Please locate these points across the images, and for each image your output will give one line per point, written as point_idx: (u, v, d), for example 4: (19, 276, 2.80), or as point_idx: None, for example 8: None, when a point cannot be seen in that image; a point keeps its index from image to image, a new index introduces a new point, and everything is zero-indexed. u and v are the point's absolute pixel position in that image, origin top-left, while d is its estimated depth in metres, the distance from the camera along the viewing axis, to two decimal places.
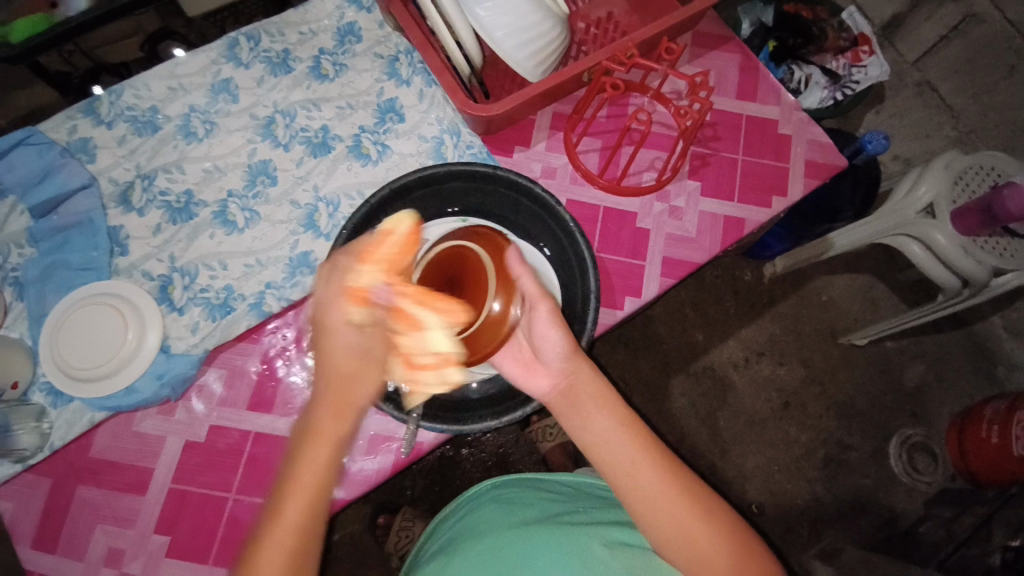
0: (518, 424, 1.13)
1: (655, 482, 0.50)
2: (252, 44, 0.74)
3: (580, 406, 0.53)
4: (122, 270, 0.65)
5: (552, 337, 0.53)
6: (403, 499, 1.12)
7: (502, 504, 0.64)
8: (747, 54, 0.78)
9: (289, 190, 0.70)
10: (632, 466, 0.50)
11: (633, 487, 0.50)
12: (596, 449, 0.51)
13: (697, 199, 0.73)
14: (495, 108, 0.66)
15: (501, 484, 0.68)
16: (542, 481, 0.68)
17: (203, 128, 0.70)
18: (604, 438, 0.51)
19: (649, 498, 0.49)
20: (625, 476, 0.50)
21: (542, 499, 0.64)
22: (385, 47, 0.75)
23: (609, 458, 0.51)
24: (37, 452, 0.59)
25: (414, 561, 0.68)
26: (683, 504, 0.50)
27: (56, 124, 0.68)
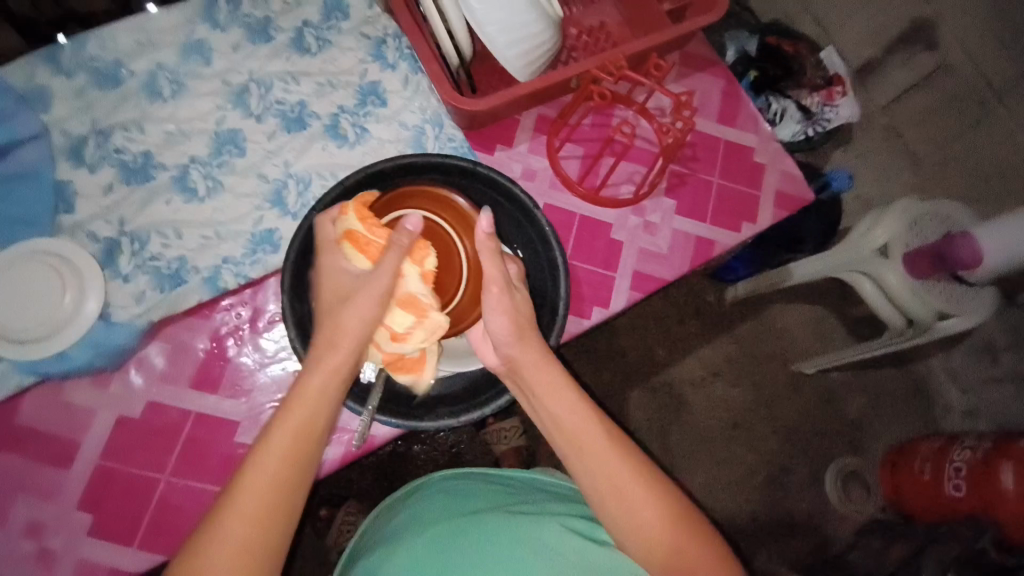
0: (473, 424, 1.11)
1: (612, 468, 0.49)
2: (232, 7, 0.70)
3: (544, 395, 0.52)
4: (67, 229, 0.61)
5: (496, 321, 0.51)
6: (350, 492, 1.09)
7: (451, 496, 0.62)
8: (732, 80, 0.80)
9: (257, 163, 0.67)
10: (592, 449, 0.50)
11: (587, 465, 0.50)
12: (557, 429, 0.51)
13: (672, 217, 0.74)
14: (480, 103, 0.65)
15: (451, 479, 0.66)
16: (493, 475, 0.67)
17: (170, 89, 0.67)
18: (571, 419, 0.51)
19: (609, 481, 0.49)
20: (582, 460, 0.50)
21: (492, 492, 0.62)
22: (372, 27, 0.73)
23: (561, 430, 0.51)
24: None
25: (354, 552, 0.65)
26: (635, 483, 0.49)
27: (9, 66, 0.64)
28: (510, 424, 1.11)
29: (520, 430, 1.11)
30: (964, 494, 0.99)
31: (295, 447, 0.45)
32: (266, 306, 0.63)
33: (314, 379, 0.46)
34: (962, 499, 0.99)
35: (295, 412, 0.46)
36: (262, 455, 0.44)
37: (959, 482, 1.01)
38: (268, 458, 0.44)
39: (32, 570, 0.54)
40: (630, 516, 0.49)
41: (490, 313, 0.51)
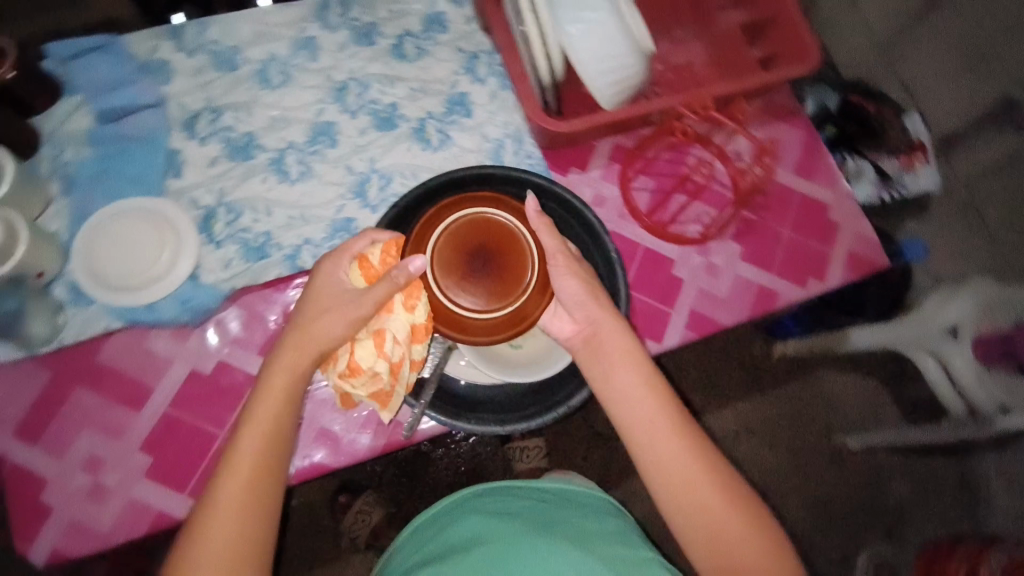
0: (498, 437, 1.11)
1: (679, 451, 0.49)
2: (343, 10, 0.75)
3: (619, 373, 0.51)
4: (173, 193, 0.66)
5: (555, 309, 0.50)
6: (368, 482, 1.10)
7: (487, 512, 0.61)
8: (812, 133, 0.78)
9: (346, 156, 0.71)
10: (657, 430, 0.49)
11: (653, 446, 0.49)
12: (623, 406, 0.51)
13: (736, 262, 0.74)
14: (563, 126, 0.67)
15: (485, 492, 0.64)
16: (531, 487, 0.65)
17: (278, 78, 0.72)
18: (639, 399, 0.50)
19: (664, 461, 0.48)
20: (649, 439, 0.49)
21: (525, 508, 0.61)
22: (468, 43, 0.76)
23: (624, 409, 0.50)
24: (45, 343, 0.60)
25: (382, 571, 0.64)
26: (695, 465, 0.48)
27: (139, 39, 0.69)
28: (533, 443, 1.10)
29: (543, 451, 1.10)
30: None
31: (271, 430, 0.46)
32: None
33: (275, 375, 0.48)
34: None
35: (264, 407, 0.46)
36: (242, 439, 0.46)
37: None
38: (249, 441, 0.45)
39: (84, 503, 0.57)
40: (692, 503, 0.48)
41: (546, 298, 0.50)
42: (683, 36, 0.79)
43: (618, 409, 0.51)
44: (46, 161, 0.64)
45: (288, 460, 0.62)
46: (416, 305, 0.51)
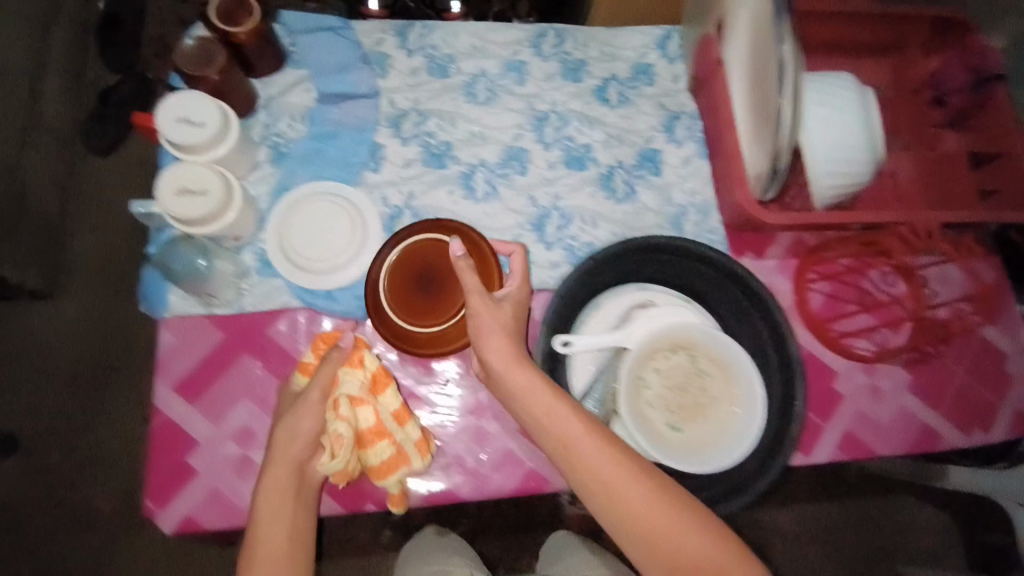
0: None
1: (670, 516, 0.47)
2: (558, 42, 0.75)
3: (581, 447, 0.49)
4: (367, 185, 0.67)
5: (496, 338, 0.53)
6: None
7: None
8: (1004, 278, 0.74)
9: (532, 186, 0.70)
10: (631, 495, 0.47)
11: (604, 490, 0.48)
12: (580, 469, 0.49)
13: (902, 393, 0.70)
14: (772, 216, 0.62)
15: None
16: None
17: (484, 95, 0.72)
18: (611, 469, 0.48)
19: (612, 495, 0.48)
20: (630, 514, 0.47)
21: None
22: (671, 101, 0.75)
23: (553, 437, 0.50)
24: (223, 303, 0.61)
25: None
26: (646, 494, 0.47)
27: (369, 30, 0.71)
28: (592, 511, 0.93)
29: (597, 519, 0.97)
30: None
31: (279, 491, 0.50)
32: None
33: (275, 453, 0.51)
34: None
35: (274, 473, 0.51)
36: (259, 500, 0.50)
37: None
38: (265, 500, 0.50)
39: (229, 473, 0.58)
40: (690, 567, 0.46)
41: (513, 368, 0.52)
42: (892, 144, 0.74)
43: (548, 435, 0.50)
44: (260, 126, 0.66)
45: (421, 478, 0.62)
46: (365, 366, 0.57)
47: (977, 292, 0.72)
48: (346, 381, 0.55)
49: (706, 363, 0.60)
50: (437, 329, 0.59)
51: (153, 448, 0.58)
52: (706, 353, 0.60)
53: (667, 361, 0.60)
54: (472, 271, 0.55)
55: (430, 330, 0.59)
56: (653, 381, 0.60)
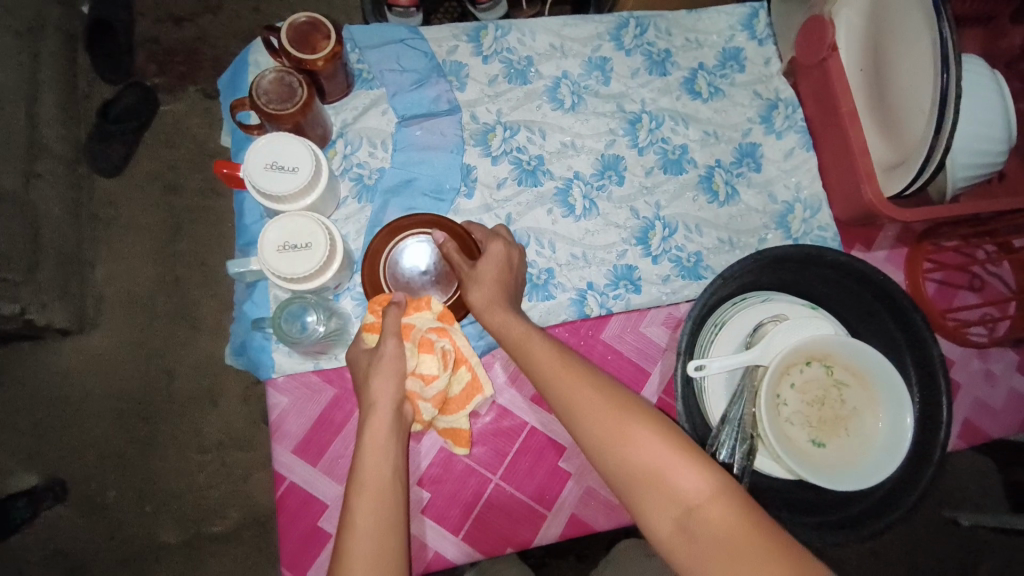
0: None
1: (650, 444, 0.43)
2: (639, 32, 0.70)
3: (555, 379, 0.48)
4: (463, 213, 0.61)
5: (479, 294, 0.53)
6: None
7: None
8: None
9: (632, 196, 0.66)
10: (603, 423, 0.45)
11: (606, 437, 0.44)
12: (584, 423, 0.45)
13: (1012, 373, 0.69)
14: (905, 213, 0.58)
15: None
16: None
17: (570, 100, 0.67)
18: (586, 397, 0.46)
19: (620, 448, 0.43)
20: (613, 445, 0.44)
21: None
22: (765, 88, 0.71)
23: (556, 396, 0.47)
24: (330, 357, 0.56)
25: None
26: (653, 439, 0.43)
27: (441, 38, 0.65)
28: None
29: None
30: None
31: (383, 451, 0.46)
32: (613, 342, 0.62)
33: (378, 399, 0.48)
34: None
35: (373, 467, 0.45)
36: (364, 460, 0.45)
37: None
38: (370, 460, 0.45)
39: None
40: (674, 497, 0.41)
41: (488, 311, 0.52)
42: None
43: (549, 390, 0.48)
44: (338, 157, 0.60)
45: (555, 517, 0.59)
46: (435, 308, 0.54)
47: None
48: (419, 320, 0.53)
49: (843, 373, 0.58)
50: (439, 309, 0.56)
51: (280, 517, 0.53)
52: (842, 363, 0.57)
53: (802, 374, 0.58)
54: (456, 251, 0.54)
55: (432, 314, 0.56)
56: (788, 396, 0.58)
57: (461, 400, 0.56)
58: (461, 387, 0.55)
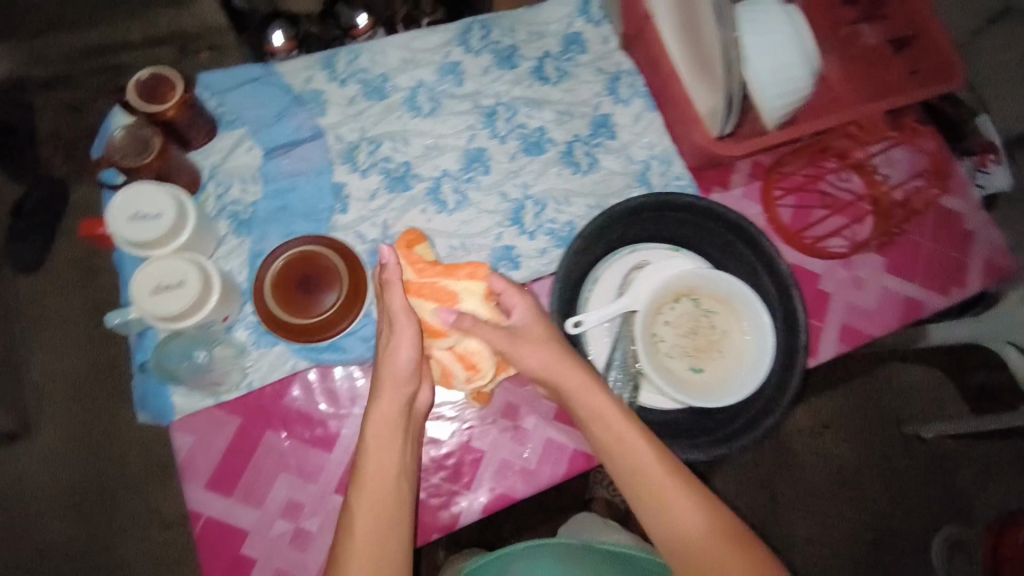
0: None
1: (665, 481, 0.51)
2: (484, 34, 0.75)
3: (552, 374, 0.55)
4: (340, 228, 0.66)
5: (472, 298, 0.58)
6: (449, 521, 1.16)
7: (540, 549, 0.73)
8: (943, 144, 0.79)
9: (500, 182, 0.71)
10: (624, 447, 0.53)
11: (635, 473, 0.52)
12: (615, 458, 0.53)
13: (880, 274, 0.75)
14: (730, 149, 0.65)
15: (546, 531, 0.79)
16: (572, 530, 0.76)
17: (428, 106, 0.72)
18: (610, 420, 0.54)
19: (646, 483, 0.52)
20: (626, 464, 0.53)
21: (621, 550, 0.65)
22: (608, 63, 0.77)
23: (605, 437, 0.54)
24: (231, 389, 0.59)
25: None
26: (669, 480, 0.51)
27: (295, 70, 0.69)
28: None
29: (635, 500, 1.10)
30: None
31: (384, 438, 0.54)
32: None
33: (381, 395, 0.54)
34: None
35: (368, 491, 0.51)
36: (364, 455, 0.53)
37: None
38: (371, 454, 0.53)
39: (289, 548, 0.57)
40: (681, 531, 0.50)
41: (529, 347, 0.56)
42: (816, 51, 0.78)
43: (593, 434, 0.55)
44: (212, 199, 0.64)
45: (475, 493, 0.62)
46: (453, 287, 0.58)
47: (923, 170, 0.78)
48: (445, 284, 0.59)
49: (710, 303, 0.64)
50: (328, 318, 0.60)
51: (202, 550, 0.56)
52: (707, 293, 0.63)
53: (674, 311, 0.64)
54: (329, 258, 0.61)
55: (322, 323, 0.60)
56: (665, 333, 0.64)
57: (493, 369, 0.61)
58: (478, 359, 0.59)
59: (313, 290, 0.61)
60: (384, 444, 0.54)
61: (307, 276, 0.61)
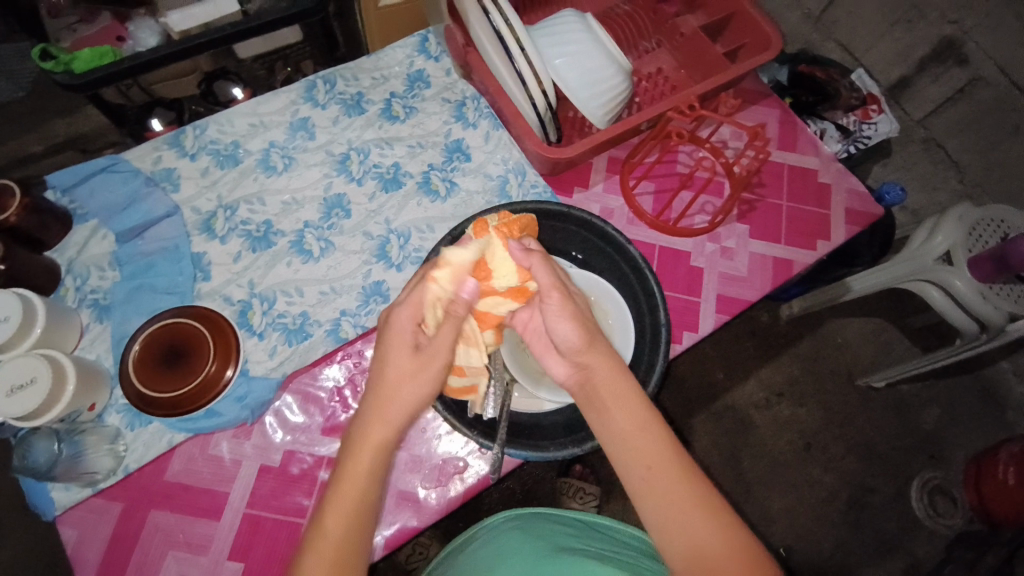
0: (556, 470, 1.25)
1: (701, 531, 0.45)
2: (329, 87, 0.78)
3: (608, 399, 0.50)
4: (205, 296, 0.67)
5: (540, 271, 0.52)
6: (416, 560, 1.15)
7: (524, 532, 0.68)
8: (786, 109, 0.84)
9: (362, 223, 0.73)
10: (647, 458, 0.47)
11: (668, 517, 0.46)
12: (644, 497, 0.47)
13: (747, 241, 0.78)
14: (564, 152, 0.69)
15: (514, 515, 0.74)
16: (550, 515, 0.73)
17: (282, 163, 0.74)
18: (638, 426, 0.49)
19: (677, 527, 0.45)
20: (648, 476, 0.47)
21: (559, 531, 0.68)
22: (452, 92, 0.80)
23: (634, 470, 0.48)
24: (109, 475, 0.60)
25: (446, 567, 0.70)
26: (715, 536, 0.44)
27: (143, 154, 0.72)
28: (588, 489, 1.22)
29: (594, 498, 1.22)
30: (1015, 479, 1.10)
31: (385, 447, 0.48)
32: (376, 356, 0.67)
33: (388, 388, 0.49)
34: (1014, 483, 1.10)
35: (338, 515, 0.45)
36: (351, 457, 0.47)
37: (1010, 468, 1.13)
38: (361, 455, 0.47)
39: None
40: None
41: (587, 349, 0.52)
42: (649, 46, 0.84)
43: (623, 467, 0.48)
44: (71, 292, 0.66)
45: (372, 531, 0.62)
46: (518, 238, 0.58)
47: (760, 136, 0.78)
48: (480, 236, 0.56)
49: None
50: (208, 375, 0.61)
51: None
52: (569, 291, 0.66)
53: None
54: (188, 322, 0.62)
55: (206, 381, 0.61)
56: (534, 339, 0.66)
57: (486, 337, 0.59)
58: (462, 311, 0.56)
59: (184, 356, 0.61)
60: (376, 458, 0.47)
61: (174, 347, 0.61)
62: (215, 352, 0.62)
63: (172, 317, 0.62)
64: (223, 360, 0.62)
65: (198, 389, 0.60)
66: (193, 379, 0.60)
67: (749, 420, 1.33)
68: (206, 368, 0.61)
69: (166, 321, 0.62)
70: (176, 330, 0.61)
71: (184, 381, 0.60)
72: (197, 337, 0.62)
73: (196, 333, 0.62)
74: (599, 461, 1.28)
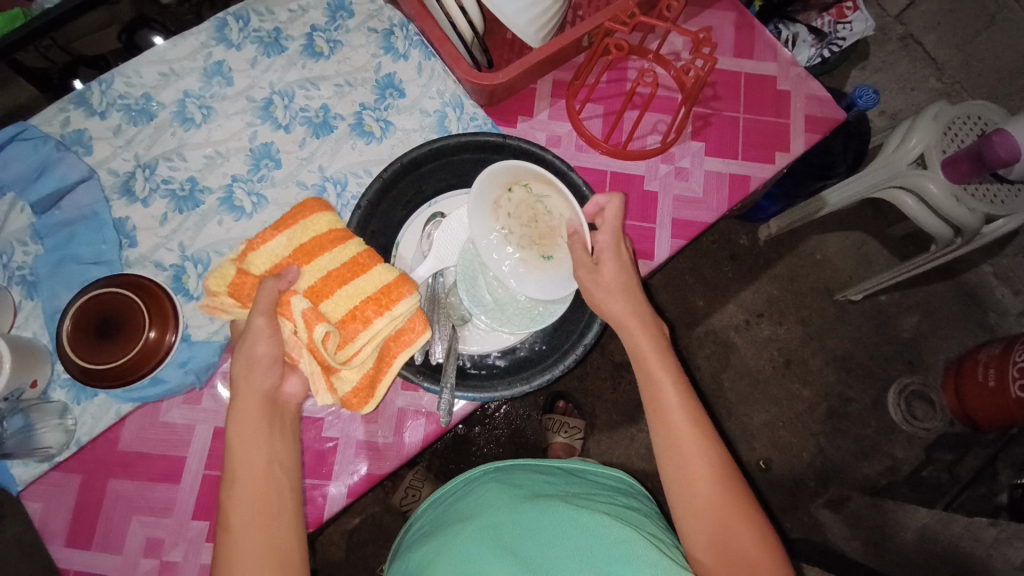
0: (540, 407, 1.26)
1: (693, 439, 0.53)
2: (242, 25, 0.71)
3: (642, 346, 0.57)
4: (134, 262, 0.65)
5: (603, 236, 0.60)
6: (408, 498, 1.20)
7: (506, 483, 0.63)
8: (742, 11, 0.78)
9: (294, 172, 0.69)
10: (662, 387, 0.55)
11: (666, 423, 0.54)
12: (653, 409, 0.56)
13: (702, 159, 0.74)
14: (497, 77, 0.65)
15: (493, 467, 0.68)
16: (526, 464, 0.67)
17: (200, 114, 0.69)
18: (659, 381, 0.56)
19: (672, 428, 0.54)
20: (673, 454, 0.53)
21: (539, 479, 0.64)
22: (378, 21, 0.73)
23: (651, 394, 0.56)
24: (63, 448, 0.60)
25: (422, 526, 0.67)
26: (696, 442, 0.53)
27: (48, 118, 0.67)
28: (573, 422, 1.22)
29: (580, 432, 1.22)
30: (994, 381, 1.12)
31: (257, 443, 0.52)
32: None
33: (242, 397, 0.53)
34: (994, 385, 1.11)
35: (242, 498, 0.50)
36: (235, 460, 0.51)
37: (990, 371, 1.13)
38: (241, 455, 0.51)
39: None
40: (697, 485, 0.52)
41: (630, 325, 0.58)
42: None
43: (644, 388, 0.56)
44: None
45: (336, 480, 0.63)
46: (297, 224, 0.56)
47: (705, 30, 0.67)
48: (256, 250, 0.55)
49: (540, 188, 0.61)
50: (159, 342, 0.59)
51: None
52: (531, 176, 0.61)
53: (511, 202, 0.62)
54: (107, 299, 0.58)
55: (158, 346, 0.59)
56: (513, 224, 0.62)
57: (318, 367, 0.53)
58: (381, 278, 0.54)
59: (116, 334, 0.58)
60: (251, 436, 0.52)
61: (104, 326, 0.58)
62: (152, 318, 0.59)
63: (91, 296, 0.58)
64: (167, 324, 0.60)
65: (150, 355, 0.58)
66: (139, 349, 0.58)
67: (729, 341, 1.34)
68: (151, 334, 0.58)
69: (89, 298, 0.58)
70: (99, 307, 0.58)
71: (130, 353, 0.57)
72: (123, 310, 0.58)
73: (123, 304, 0.58)
74: (580, 390, 1.29)
